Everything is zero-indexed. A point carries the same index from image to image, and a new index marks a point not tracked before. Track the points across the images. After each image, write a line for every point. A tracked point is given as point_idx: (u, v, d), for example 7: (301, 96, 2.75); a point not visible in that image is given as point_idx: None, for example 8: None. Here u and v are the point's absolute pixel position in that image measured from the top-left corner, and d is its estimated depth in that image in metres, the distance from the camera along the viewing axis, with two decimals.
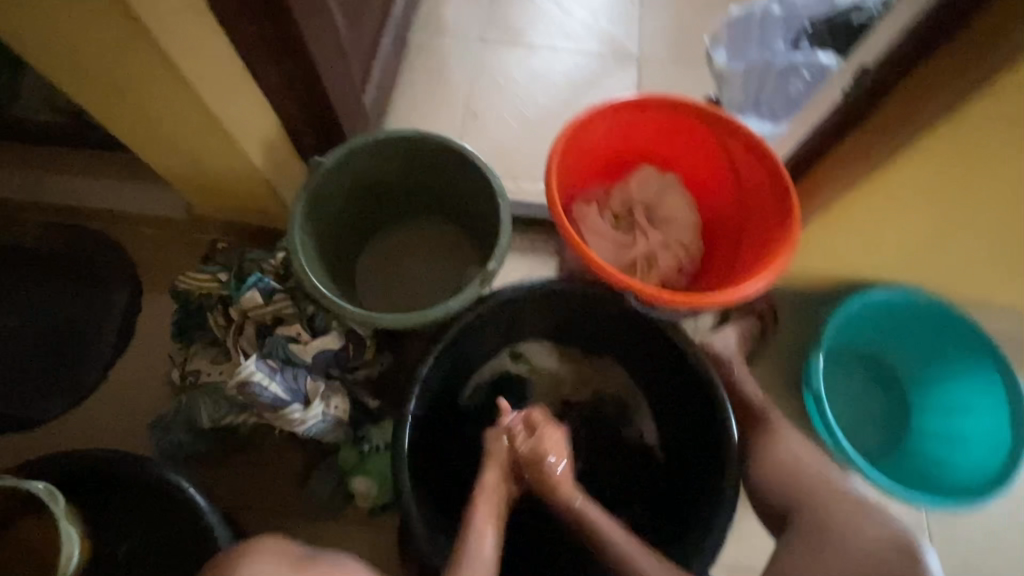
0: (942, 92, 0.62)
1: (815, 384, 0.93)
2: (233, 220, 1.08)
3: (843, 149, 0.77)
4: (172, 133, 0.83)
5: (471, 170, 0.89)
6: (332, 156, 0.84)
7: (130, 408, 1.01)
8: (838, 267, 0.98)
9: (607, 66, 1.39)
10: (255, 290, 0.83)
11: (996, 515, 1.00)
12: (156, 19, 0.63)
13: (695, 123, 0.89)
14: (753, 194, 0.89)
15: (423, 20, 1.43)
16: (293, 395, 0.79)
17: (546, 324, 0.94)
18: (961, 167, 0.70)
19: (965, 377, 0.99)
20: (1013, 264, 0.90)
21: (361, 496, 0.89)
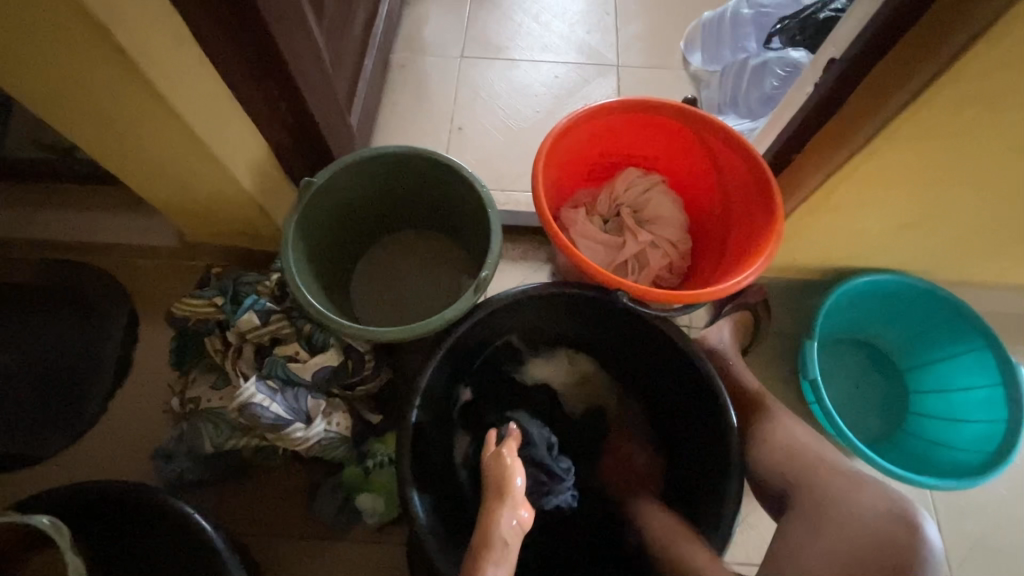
0: (906, 80, 0.64)
1: (810, 372, 0.94)
2: (225, 245, 1.08)
3: (819, 140, 0.79)
4: (162, 162, 0.85)
5: (459, 182, 0.90)
6: (320, 176, 0.85)
7: (131, 440, 1.00)
8: (824, 256, 1.00)
9: (587, 74, 1.43)
10: (252, 311, 0.83)
11: (999, 491, 1.01)
12: (142, 52, 0.64)
13: (675, 124, 0.91)
14: (736, 190, 0.91)
15: (404, 41, 1.46)
16: (294, 415, 0.79)
17: (542, 329, 0.95)
18: (931, 150, 0.72)
19: (957, 356, 1.01)
20: (994, 242, 0.92)
21: (368, 513, 0.89)
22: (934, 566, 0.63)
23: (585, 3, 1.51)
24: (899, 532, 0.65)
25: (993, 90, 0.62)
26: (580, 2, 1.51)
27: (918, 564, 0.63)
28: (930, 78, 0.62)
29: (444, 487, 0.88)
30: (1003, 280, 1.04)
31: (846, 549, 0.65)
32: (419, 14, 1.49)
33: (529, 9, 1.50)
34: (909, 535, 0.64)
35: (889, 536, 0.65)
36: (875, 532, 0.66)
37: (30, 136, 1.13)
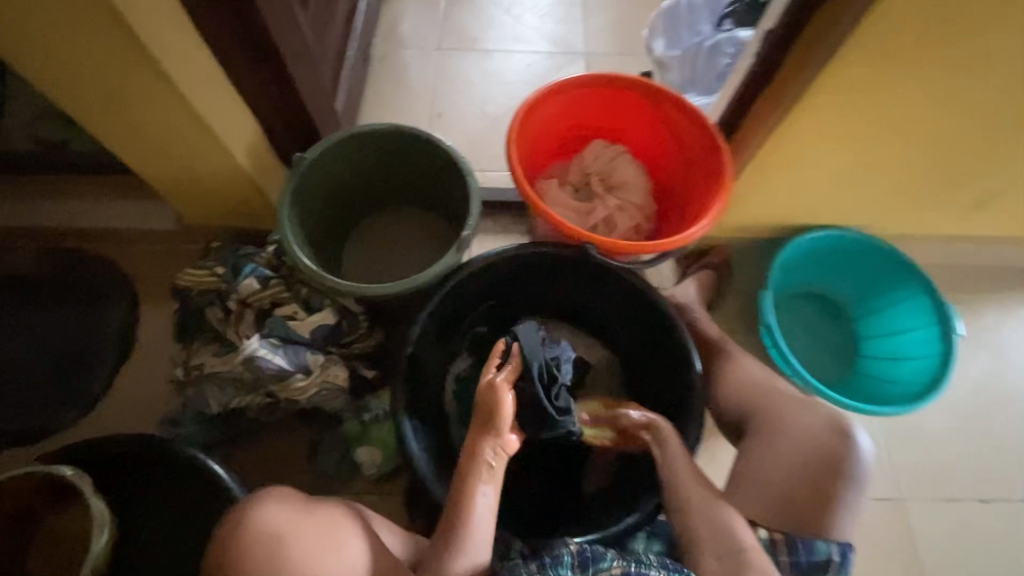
0: (825, 42, 0.74)
1: (766, 318, 1.03)
2: (221, 227, 1.15)
3: (761, 103, 0.89)
4: (162, 142, 0.91)
5: (440, 154, 0.98)
6: (312, 152, 0.93)
7: (137, 412, 1.06)
8: (776, 215, 1.10)
9: (557, 62, 1.52)
10: (252, 277, 0.92)
11: (941, 421, 1.12)
12: (151, 34, 0.72)
13: (635, 96, 1.00)
14: (692, 154, 1.01)
15: (383, 35, 1.54)
16: (296, 367, 0.88)
17: (524, 289, 1.03)
18: (854, 107, 0.82)
19: (900, 301, 1.11)
20: (923, 194, 1.02)
21: (366, 465, 0.96)
22: (862, 468, 0.74)
23: None
24: (837, 443, 0.75)
25: (897, 49, 0.73)
26: None
27: (852, 468, 0.73)
28: (843, 38, 0.72)
29: (436, 436, 0.95)
30: (937, 232, 1.15)
31: (793, 461, 0.75)
32: (397, 9, 1.57)
33: (501, 2, 1.59)
34: (847, 447, 0.74)
35: (826, 446, 0.75)
36: (818, 446, 0.75)
37: (26, 131, 1.19)
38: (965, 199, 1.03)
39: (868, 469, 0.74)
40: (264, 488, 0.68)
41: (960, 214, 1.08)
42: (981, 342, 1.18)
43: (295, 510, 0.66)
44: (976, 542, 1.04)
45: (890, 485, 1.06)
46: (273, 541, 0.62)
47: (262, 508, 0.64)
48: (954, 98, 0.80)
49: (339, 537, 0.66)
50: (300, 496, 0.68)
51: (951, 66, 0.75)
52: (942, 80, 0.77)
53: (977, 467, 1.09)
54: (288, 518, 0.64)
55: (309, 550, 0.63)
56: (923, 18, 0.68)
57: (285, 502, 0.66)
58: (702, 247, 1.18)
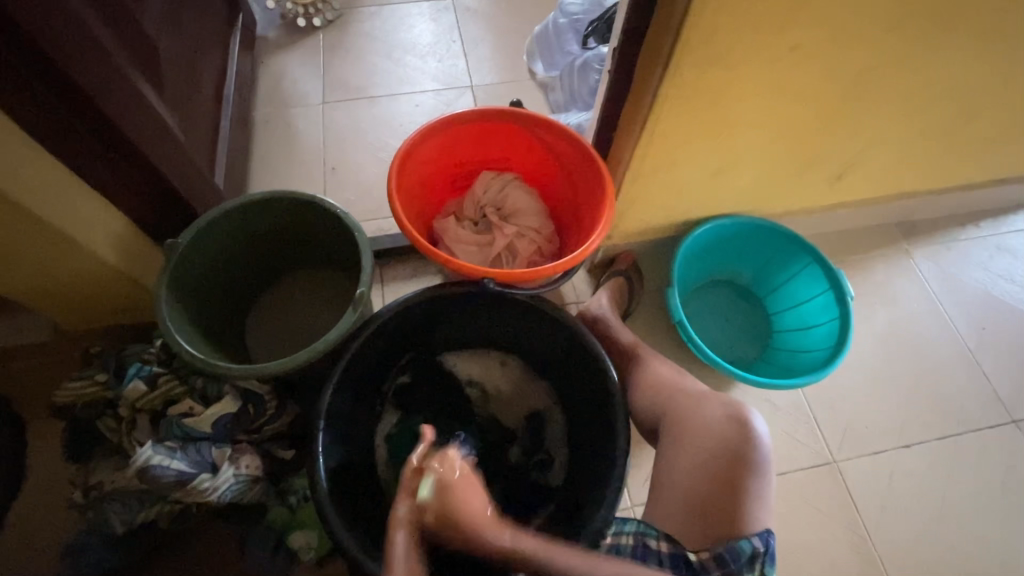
0: (661, 55, 0.78)
1: (677, 315, 1.06)
2: (106, 327, 1.07)
3: (625, 117, 0.93)
4: (9, 252, 0.84)
5: (325, 213, 0.95)
6: (185, 236, 0.88)
7: (35, 549, 0.95)
8: (667, 215, 1.14)
9: (445, 99, 1.54)
10: (137, 379, 0.85)
11: (855, 378, 1.18)
12: None
13: (511, 126, 1.02)
14: (575, 172, 1.03)
15: (263, 97, 1.51)
16: (198, 467, 0.81)
17: (437, 332, 1.02)
18: (705, 108, 0.87)
19: (796, 274, 1.18)
20: (793, 174, 1.10)
21: (301, 551, 0.90)
22: (763, 453, 0.75)
23: (432, 35, 1.63)
24: (737, 434, 0.76)
25: (725, 53, 0.78)
26: (427, 36, 1.63)
27: (755, 455, 0.75)
28: (673, 49, 0.76)
29: (369, 504, 0.91)
30: (816, 204, 1.23)
31: (698, 463, 0.76)
32: (275, 69, 1.55)
33: (381, 49, 1.60)
34: (744, 436, 0.76)
35: (728, 438, 0.76)
36: (720, 441, 0.77)
37: None
38: (829, 172, 1.12)
39: (768, 454, 0.76)
40: None
41: (829, 185, 1.16)
42: (876, 297, 1.26)
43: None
44: (905, 487, 1.09)
45: (821, 450, 1.11)
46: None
47: None
48: (789, 87, 0.87)
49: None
50: None
51: (777, 60, 0.81)
52: (773, 74, 0.83)
53: (894, 414, 1.15)
54: None
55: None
56: (738, 23, 0.74)
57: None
58: (610, 256, 1.21)
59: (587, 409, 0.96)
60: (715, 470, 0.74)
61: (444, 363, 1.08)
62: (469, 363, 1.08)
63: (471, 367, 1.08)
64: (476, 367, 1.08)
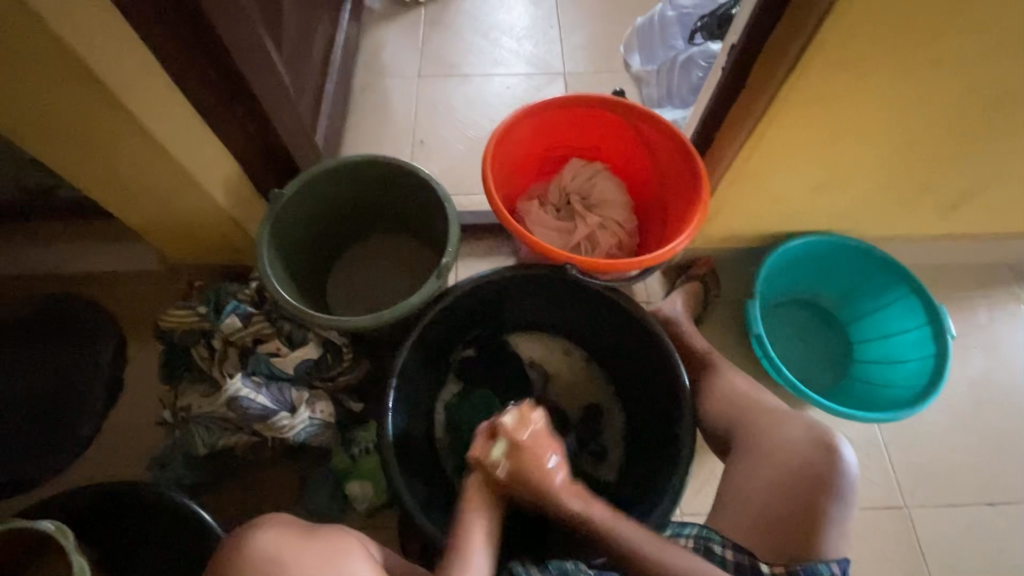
0: (786, 55, 0.75)
1: (756, 328, 1.02)
2: (205, 265, 1.15)
3: (732, 116, 0.90)
4: (139, 185, 0.92)
5: (418, 182, 0.98)
6: (290, 188, 0.93)
7: (125, 456, 1.05)
8: (758, 224, 1.10)
9: (536, 83, 1.54)
10: (234, 315, 0.90)
11: (940, 423, 1.10)
12: (119, 82, 0.73)
13: (609, 115, 1.01)
14: (669, 169, 1.01)
15: (363, 65, 1.56)
16: (279, 406, 0.86)
17: (509, 312, 1.03)
18: (823, 116, 0.82)
19: (889, 303, 1.10)
20: (904, 196, 1.02)
21: (357, 500, 0.95)
22: (847, 483, 0.71)
23: (530, 18, 1.63)
24: (819, 457, 0.73)
25: (859, 58, 0.73)
26: (525, 19, 1.63)
27: (837, 483, 0.71)
28: (803, 50, 0.72)
29: (426, 466, 0.94)
30: (923, 232, 1.15)
31: (773, 482, 0.73)
32: (376, 40, 1.60)
33: (479, 28, 1.61)
34: (829, 461, 0.72)
35: (810, 461, 0.73)
36: (799, 462, 0.74)
37: None
38: (946, 199, 1.03)
39: (853, 484, 0.72)
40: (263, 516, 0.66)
41: (942, 213, 1.08)
42: (976, 340, 1.17)
43: (294, 539, 0.64)
44: (984, 547, 1.01)
45: (892, 493, 1.04)
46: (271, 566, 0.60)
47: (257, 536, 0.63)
48: (921, 101, 0.80)
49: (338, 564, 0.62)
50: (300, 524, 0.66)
51: (915, 71, 0.75)
52: (908, 85, 0.77)
53: (982, 468, 1.07)
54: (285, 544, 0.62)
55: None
56: (879, 27, 0.69)
57: (284, 530, 0.64)
58: (688, 259, 1.17)
59: (653, 409, 0.95)
60: (792, 491, 0.72)
61: (510, 343, 1.10)
62: (534, 346, 1.10)
63: (535, 350, 1.10)
64: (541, 350, 1.10)
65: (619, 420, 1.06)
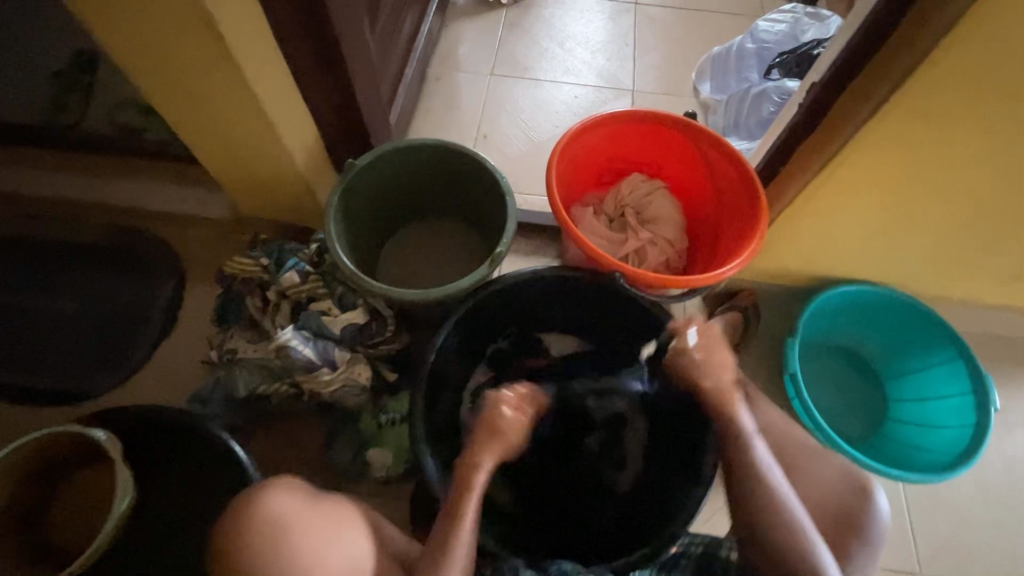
0: (870, 98, 0.75)
1: (791, 366, 1.02)
2: (269, 220, 1.22)
3: (801, 153, 0.90)
4: (227, 138, 0.98)
5: (482, 172, 1.02)
6: (363, 160, 0.98)
7: (170, 387, 1.11)
8: (810, 264, 1.09)
9: (603, 96, 1.56)
10: (293, 271, 0.96)
11: (969, 495, 1.07)
12: (237, 41, 0.78)
13: (676, 135, 1.02)
14: (729, 196, 1.02)
15: (440, 56, 1.62)
16: (323, 361, 0.91)
17: (547, 313, 1.06)
18: (897, 165, 0.82)
19: (932, 366, 1.08)
20: (965, 259, 1.00)
21: (376, 465, 0.98)
22: (876, 527, 0.73)
23: (607, 33, 1.66)
24: (854, 498, 0.74)
25: (943, 111, 0.73)
26: (602, 33, 1.66)
27: (867, 525, 0.72)
28: (888, 93, 0.73)
29: (448, 444, 0.97)
30: (978, 298, 1.12)
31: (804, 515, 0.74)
32: (456, 34, 1.65)
33: (556, 35, 1.65)
34: (865, 504, 0.73)
35: (844, 501, 0.74)
36: (836, 501, 0.74)
37: (108, 117, 1.29)
38: (1009, 268, 1.01)
39: (884, 529, 0.73)
40: (273, 477, 0.68)
41: (1002, 282, 1.05)
42: (1019, 418, 1.13)
43: (297, 503, 0.65)
44: None
45: (909, 557, 1.02)
46: (279, 532, 0.62)
47: (269, 498, 0.64)
48: (1002, 165, 0.79)
49: (339, 534, 0.66)
50: (304, 488, 0.68)
51: (1000, 134, 0.75)
52: (989, 146, 0.77)
53: (1008, 549, 1.03)
54: (294, 507, 0.64)
55: (312, 541, 0.63)
56: (968, 85, 0.69)
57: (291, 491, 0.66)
58: (732, 289, 1.18)
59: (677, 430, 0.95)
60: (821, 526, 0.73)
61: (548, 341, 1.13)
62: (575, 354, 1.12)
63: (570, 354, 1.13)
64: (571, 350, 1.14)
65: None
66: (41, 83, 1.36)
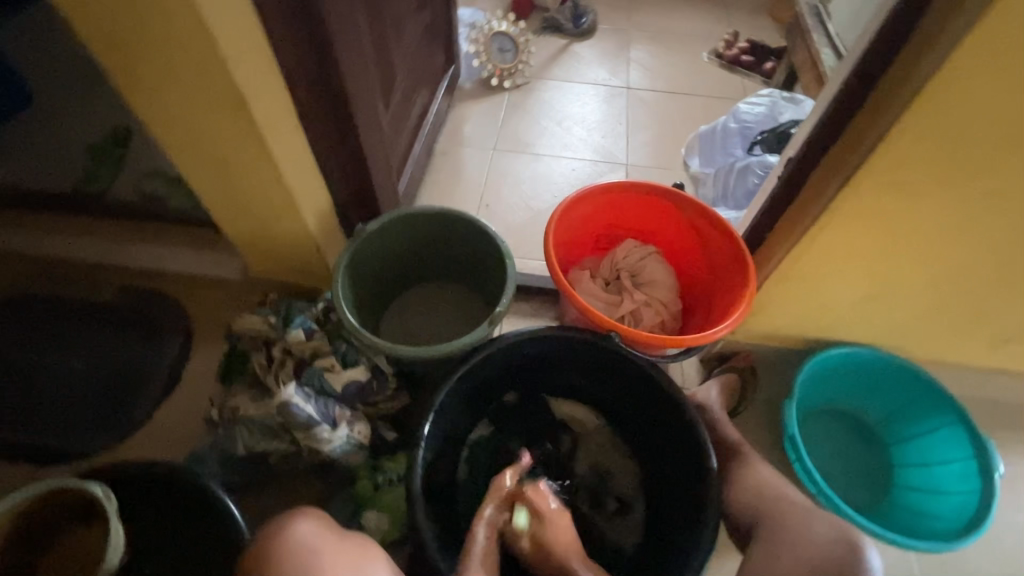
0: (840, 171, 0.82)
1: (791, 428, 1.02)
2: (280, 282, 1.27)
3: (784, 220, 0.97)
4: (247, 205, 1.05)
5: (484, 237, 1.08)
6: (372, 225, 1.04)
7: (168, 446, 1.11)
8: (801, 325, 1.12)
9: (600, 169, 1.67)
10: (300, 328, 0.99)
11: (987, 569, 1.02)
12: (266, 119, 0.87)
13: (666, 204, 1.10)
14: (719, 260, 1.07)
15: (448, 133, 1.75)
16: (323, 418, 0.91)
17: (546, 373, 1.08)
18: (875, 230, 0.87)
19: (934, 431, 1.08)
20: (952, 323, 1.03)
21: (370, 531, 0.95)
22: None
23: (602, 113, 1.80)
24: (843, 553, 0.72)
25: (910, 182, 0.79)
26: (597, 113, 1.80)
27: None
28: (856, 166, 0.79)
29: (445, 506, 0.96)
30: (971, 361, 1.14)
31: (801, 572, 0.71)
32: (463, 113, 1.80)
33: (555, 115, 1.79)
34: (853, 558, 0.71)
35: (835, 557, 0.72)
36: (824, 555, 0.73)
37: (136, 184, 1.38)
38: (998, 330, 1.03)
39: None
40: (307, 508, 0.69)
41: (993, 345, 1.07)
42: None
43: (329, 535, 0.66)
44: None
45: None
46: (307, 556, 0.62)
47: (300, 524, 0.65)
48: (971, 234, 0.85)
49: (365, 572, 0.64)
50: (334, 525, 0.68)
51: (964, 204, 0.80)
52: (957, 215, 0.82)
53: None
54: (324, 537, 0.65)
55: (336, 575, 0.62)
56: (928, 158, 0.75)
57: (322, 523, 0.67)
58: (728, 350, 1.20)
59: (679, 490, 0.95)
60: None
61: (551, 401, 1.14)
62: (577, 419, 1.14)
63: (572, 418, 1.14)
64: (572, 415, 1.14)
65: (631, 489, 1.08)
66: (77, 154, 1.46)
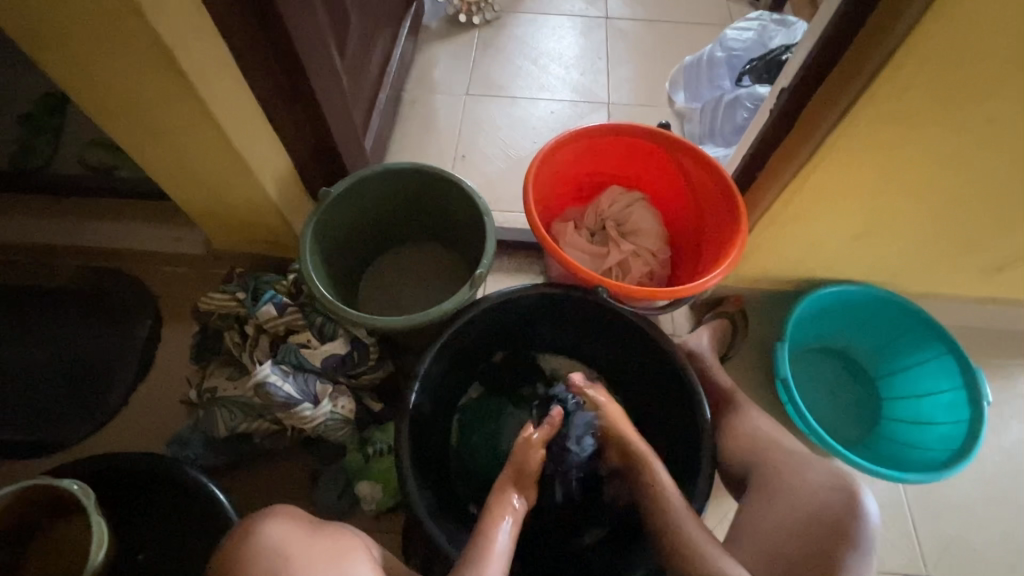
0: (838, 101, 0.75)
1: (782, 372, 1.00)
2: (247, 253, 1.20)
3: (777, 158, 0.90)
4: (198, 173, 0.96)
5: (459, 193, 1.01)
6: (337, 187, 0.96)
7: (150, 431, 1.08)
8: (793, 267, 1.09)
9: (580, 110, 1.57)
10: (271, 304, 0.93)
11: (969, 492, 1.05)
12: (200, 75, 0.77)
13: (651, 146, 1.02)
14: (709, 204, 1.01)
15: (415, 79, 1.62)
16: (304, 396, 0.88)
17: (533, 332, 1.04)
18: (873, 164, 0.82)
19: (922, 363, 1.08)
20: (947, 255, 1.00)
21: (365, 500, 0.94)
22: (866, 529, 0.69)
23: (580, 48, 1.68)
24: (832, 500, 0.72)
25: (913, 111, 0.73)
26: (575, 48, 1.68)
27: (855, 528, 0.69)
28: (855, 96, 0.73)
29: (437, 473, 0.94)
30: (962, 292, 1.12)
31: (795, 521, 0.72)
32: (431, 56, 1.66)
33: (529, 53, 1.66)
34: (844, 504, 0.71)
35: (828, 504, 0.72)
36: (816, 502, 0.73)
37: (77, 156, 1.27)
38: (992, 260, 1.01)
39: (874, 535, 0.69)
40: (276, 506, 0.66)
41: (985, 275, 1.05)
42: (1013, 410, 1.13)
43: (301, 532, 0.64)
44: None
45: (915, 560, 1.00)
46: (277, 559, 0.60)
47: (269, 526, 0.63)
48: (973, 163, 0.79)
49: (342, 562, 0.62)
50: (308, 519, 0.67)
51: (969, 131, 0.74)
52: (961, 143, 0.76)
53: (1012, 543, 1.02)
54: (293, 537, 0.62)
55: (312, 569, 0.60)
56: (935, 83, 0.69)
57: (292, 521, 0.64)
58: (718, 296, 1.17)
59: (671, 442, 0.95)
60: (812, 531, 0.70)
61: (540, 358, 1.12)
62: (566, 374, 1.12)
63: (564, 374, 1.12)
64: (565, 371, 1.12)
65: None
66: (9, 126, 1.33)
